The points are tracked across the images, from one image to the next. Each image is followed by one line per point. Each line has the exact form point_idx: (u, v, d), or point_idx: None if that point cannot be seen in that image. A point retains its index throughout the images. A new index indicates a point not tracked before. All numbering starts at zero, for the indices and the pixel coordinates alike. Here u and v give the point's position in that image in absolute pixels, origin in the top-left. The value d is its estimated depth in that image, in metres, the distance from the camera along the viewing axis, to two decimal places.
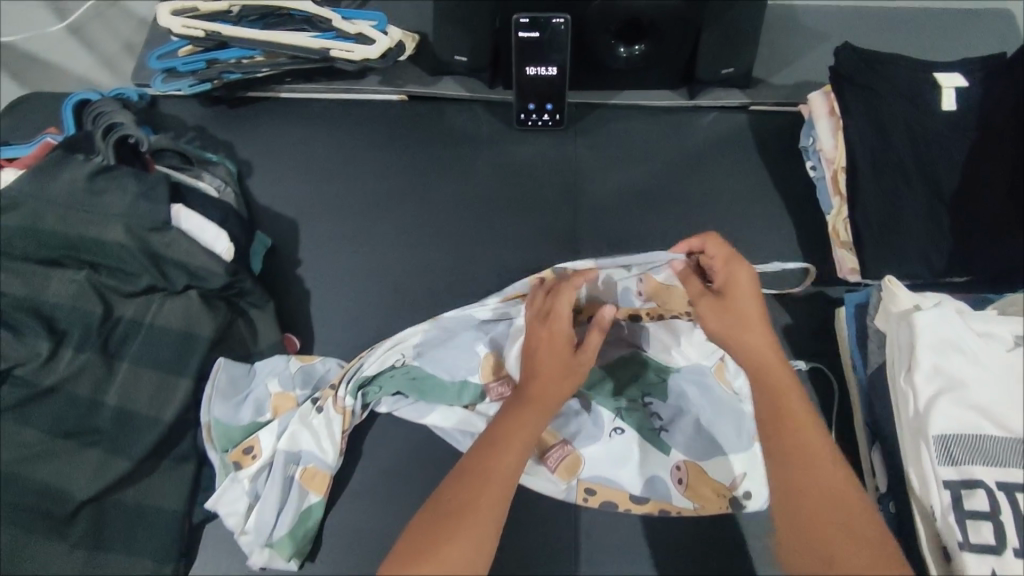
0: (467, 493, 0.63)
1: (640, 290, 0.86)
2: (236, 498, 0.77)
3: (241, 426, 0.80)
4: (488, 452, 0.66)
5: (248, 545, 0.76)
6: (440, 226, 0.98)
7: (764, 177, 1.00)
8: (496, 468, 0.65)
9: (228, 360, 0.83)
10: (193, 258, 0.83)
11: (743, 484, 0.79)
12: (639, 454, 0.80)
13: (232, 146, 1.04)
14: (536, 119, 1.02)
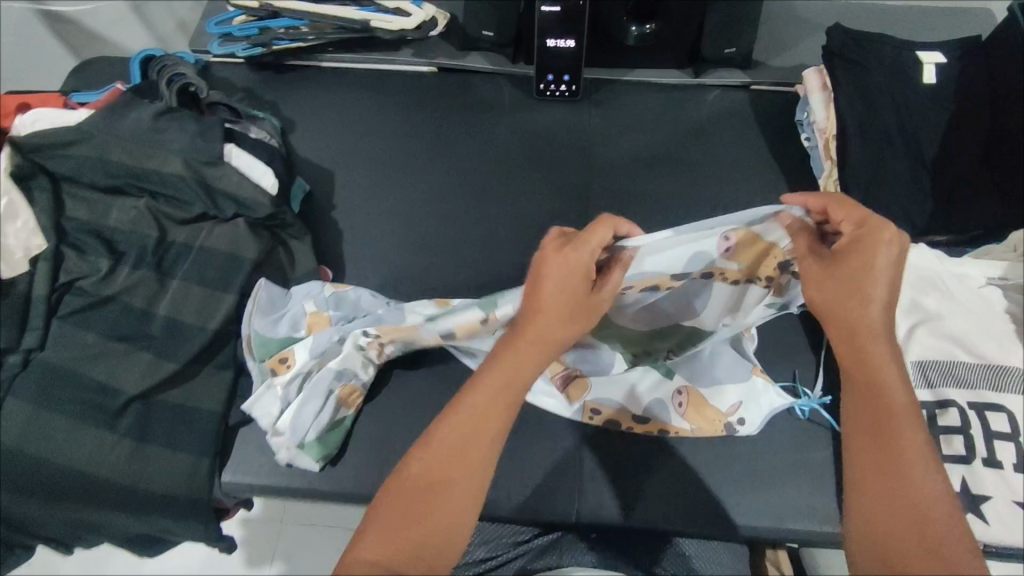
0: (458, 451, 0.58)
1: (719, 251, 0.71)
2: (270, 402, 0.85)
3: (279, 338, 0.88)
4: (486, 406, 0.61)
5: (279, 444, 0.82)
6: (464, 180, 1.07)
7: (762, 147, 1.09)
8: (489, 419, 0.60)
9: (268, 280, 0.92)
10: (242, 190, 0.92)
11: (738, 411, 0.85)
12: (642, 380, 0.88)
13: (277, 105, 1.14)
14: (554, 89, 1.12)
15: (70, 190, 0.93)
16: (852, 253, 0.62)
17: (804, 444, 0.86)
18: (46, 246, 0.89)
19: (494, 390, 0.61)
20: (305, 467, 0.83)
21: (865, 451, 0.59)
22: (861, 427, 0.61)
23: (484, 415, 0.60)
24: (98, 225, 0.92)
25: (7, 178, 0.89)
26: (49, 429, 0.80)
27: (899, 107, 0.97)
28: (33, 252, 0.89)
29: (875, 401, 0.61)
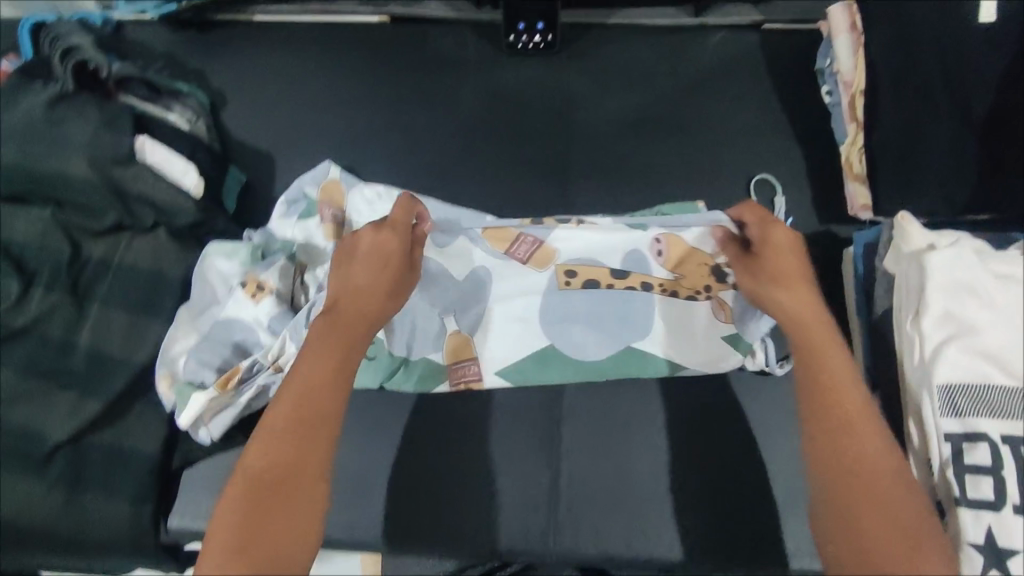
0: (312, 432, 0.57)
1: (661, 253, 0.82)
2: (194, 330, 0.80)
3: (218, 332, 0.79)
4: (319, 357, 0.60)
5: (244, 305, 0.79)
6: (426, 158, 0.91)
7: (775, 104, 0.92)
8: (315, 400, 0.57)
9: (188, 316, 0.80)
10: (160, 194, 0.81)
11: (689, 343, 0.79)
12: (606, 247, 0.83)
13: (204, 75, 0.97)
14: (527, 40, 0.94)
15: None
16: (763, 248, 0.68)
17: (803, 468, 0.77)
18: None
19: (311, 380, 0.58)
20: (206, 346, 0.78)
21: (824, 437, 0.56)
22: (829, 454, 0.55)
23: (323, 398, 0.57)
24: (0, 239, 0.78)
25: None
26: None
27: (947, 56, 0.79)
28: None
29: (827, 415, 0.57)
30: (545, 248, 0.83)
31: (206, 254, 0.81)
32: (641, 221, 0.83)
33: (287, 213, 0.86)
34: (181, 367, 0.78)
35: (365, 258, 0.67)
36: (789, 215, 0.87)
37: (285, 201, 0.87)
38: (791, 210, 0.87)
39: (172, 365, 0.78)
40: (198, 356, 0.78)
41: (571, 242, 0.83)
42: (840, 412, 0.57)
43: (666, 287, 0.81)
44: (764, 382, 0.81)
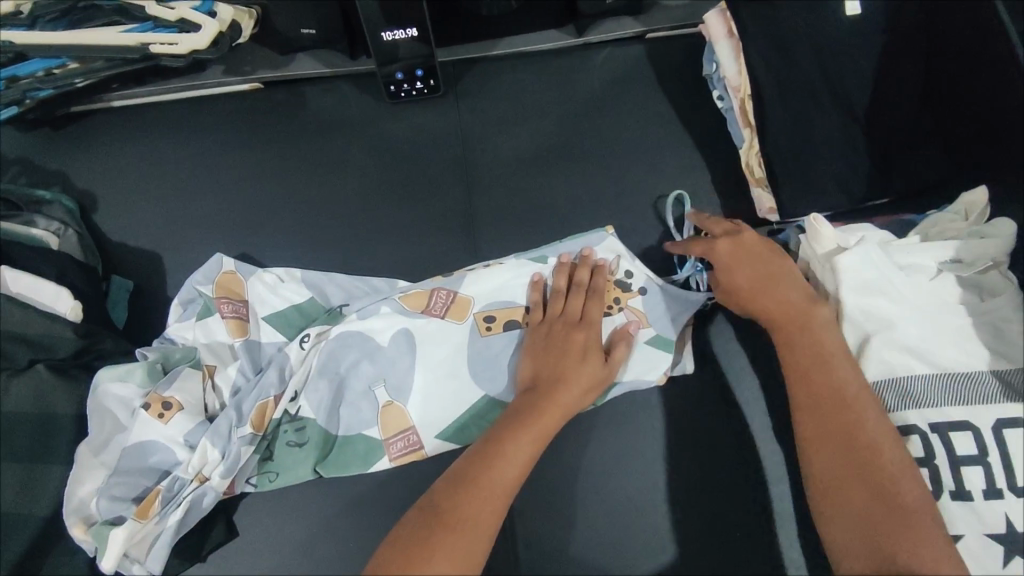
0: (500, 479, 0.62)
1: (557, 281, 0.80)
2: (99, 466, 0.72)
3: (128, 464, 0.72)
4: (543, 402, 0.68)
5: (152, 427, 0.73)
6: (325, 228, 0.86)
7: (670, 115, 0.91)
8: (509, 448, 0.64)
9: (88, 453, 0.72)
10: (30, 327, 0.73)
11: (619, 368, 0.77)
12: (510, 283, 0.81)
13: (67, 176, 0.89)
14: (409, 89, 0.90)
15: None
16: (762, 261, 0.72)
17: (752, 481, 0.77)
18: None
19: (522, 439, 0.65)
20: (117, 481, 0.71)
21: (831, 444, 0.61)
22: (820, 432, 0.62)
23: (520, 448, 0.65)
24: None
25: None
26: None
27: (822, 53, 0.80)
28: None
29: (833, 430, 0.61)
30: (458, 299, 0.80)
31: (95, 384, 0.73)
32: (542, 252, 0.82)
33: (184, 316, 0.80)
34: (94, 509, 0.71)
35: (580, 293, 0.77)
36: None
37: (179, 304, 0.81)
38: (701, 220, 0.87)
39: (82, 510, 0.71)
40: (109, 494, 0.71)
41: (483, 289, 0.80)
42: (843, 418, 0.61)
43: None
44: (705, 400, 0.79)
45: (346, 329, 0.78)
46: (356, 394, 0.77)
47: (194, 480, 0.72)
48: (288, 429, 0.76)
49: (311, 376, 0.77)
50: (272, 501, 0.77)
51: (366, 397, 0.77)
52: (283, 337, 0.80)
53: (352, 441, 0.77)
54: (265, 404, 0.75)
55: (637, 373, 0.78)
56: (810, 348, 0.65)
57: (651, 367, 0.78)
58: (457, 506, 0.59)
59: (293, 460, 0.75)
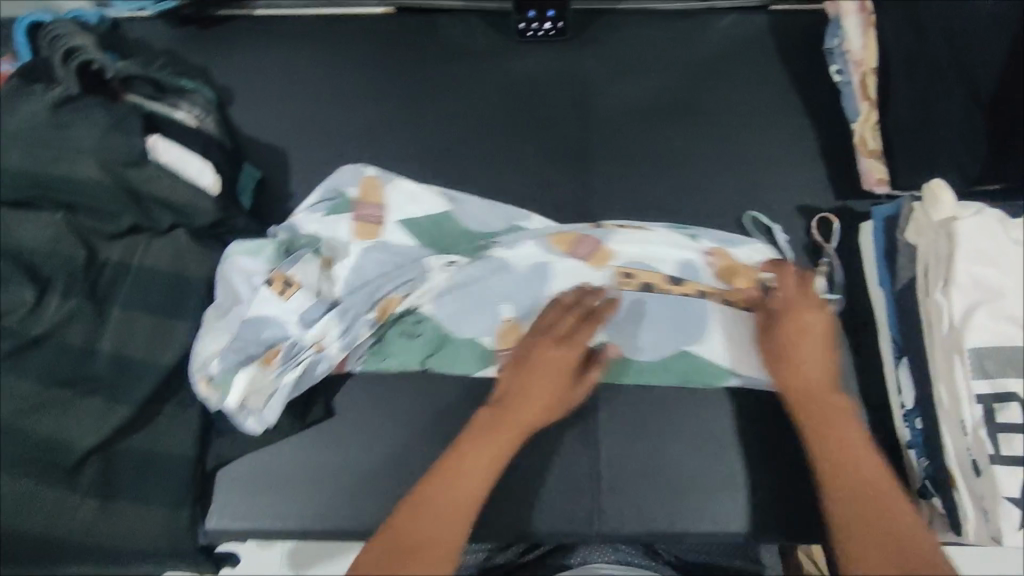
0: (449, 495, 0.63)
1: (709, 264, 0.82)
2: (222, 328, 0.77)
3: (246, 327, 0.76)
4: (506, 413, 0.70)
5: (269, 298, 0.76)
6: (444, 148, 0.91)
7: (786, 84, 0.93)
8: (490, 438, 0.68)
9: (212, 316, 0.77)
10: (177, 193, 0.78)
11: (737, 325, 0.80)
12: (655, 242, 0.83)
13: (208, 72, 0.95)
14: (537, 28, 0.93)
15: None
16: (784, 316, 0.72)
17: None
18: None
19: (495, 437, 0.68)
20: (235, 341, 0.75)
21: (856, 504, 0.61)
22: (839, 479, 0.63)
23: (479, 459, 0.66)
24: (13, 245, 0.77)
25: None
26: (4, 495, 0.71)
27: (954, 35, 0.82)
28: None
29: (857, 497, 0.61)
30: (601, 249, 0.82)
31: (229, 254, 0.78)
32: (695, 232, 0.84)
33: (318, 208, 0.84)
34: (211, 366, 0.75)
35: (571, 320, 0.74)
36: (806, 193, 0.88)
37: (320, 200, 0.84)
38: (807, 186, 0.88)
39: (204, 366, 0.75)
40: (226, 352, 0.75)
41: (629, 246, 0.82)
42: (871, 489, 0.62)
43: (725, 296, 0.80)
44: None
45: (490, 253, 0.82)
46: (475, 310, 0.80)
47: (309, 347, 0.76)
48: (408, 318, 0.81)
49: (441, 287, 0.81)
50: (367, 392, 0.81)
51: (479, 311, 0.80)
52: (417, 244, 0.83)
53: (468, 342, 0.80)
54: (389, 299, 0.80)
55: None
56: (827, 428, 0.67)
57: None
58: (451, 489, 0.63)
59: (407, 343, 0.80)
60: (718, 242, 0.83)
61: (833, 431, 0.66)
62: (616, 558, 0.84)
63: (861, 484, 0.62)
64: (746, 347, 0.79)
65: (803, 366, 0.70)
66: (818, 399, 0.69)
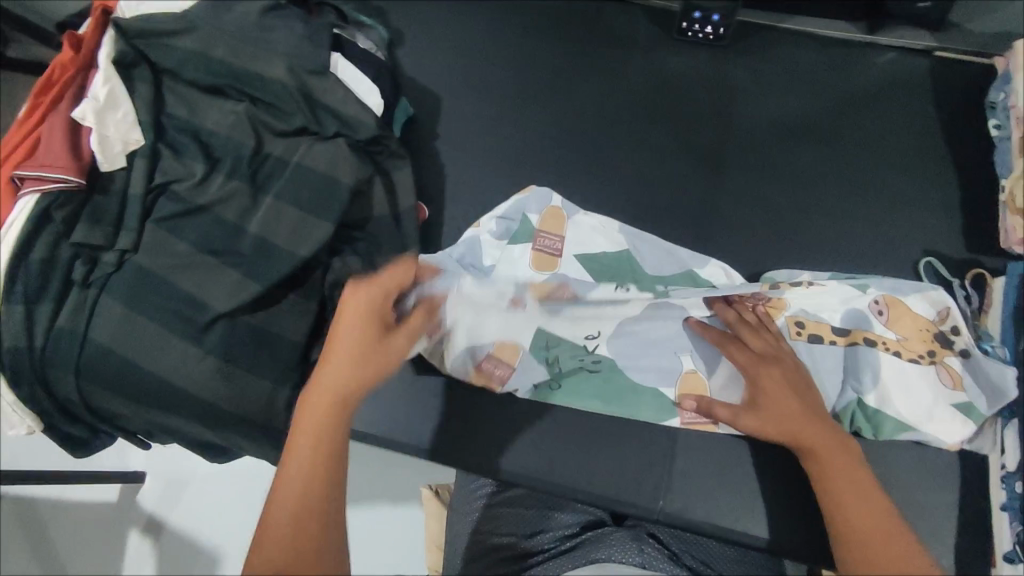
0: (302, 485, 0.64)
1: (878, 311, 0.79)
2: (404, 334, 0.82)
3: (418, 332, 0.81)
4: (319, 401, 0.68)
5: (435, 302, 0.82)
6: (585, 122, 0.95)
7: (937, 128, 0.93)
8: (309, 421, 0.67)
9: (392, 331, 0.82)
10: (346, 107, 0.85)
11: (885, 382, 0.76)
12: (848, 293, 0.81)
13: (386, 13, 1.03)
14: (698, 30, 0.97)
15: (174, 86, 0.88)
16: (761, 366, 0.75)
17: (927, 486, 0.75)
18: (144, 142, 0.85)
19: (309, 425, 0.67)
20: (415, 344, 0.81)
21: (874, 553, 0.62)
22: (841, 504, 0.65)
23: (315, 446, 0.66)
24: (197, 125, 0.87)
25: (110, 64, 0.85)
26: (141, 335, 0.79)
27: None
28: (131, 147, 0.85)
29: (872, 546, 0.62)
30: (775, 301, 0.82)
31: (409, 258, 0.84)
32: (865, 281, 0.81)
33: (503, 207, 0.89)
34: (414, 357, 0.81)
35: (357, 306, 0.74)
36: (937, 238, 0.87)
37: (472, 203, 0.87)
38: (940, 233, 0.87)
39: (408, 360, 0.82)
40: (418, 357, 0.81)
41: (800, 296, 0.81)
42: (890, 545, 0.62)
43: (888, 345, 0.78)
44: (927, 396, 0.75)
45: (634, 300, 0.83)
46: (653, 363, 0.81)
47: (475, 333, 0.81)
48: (585, 359, 0.81)
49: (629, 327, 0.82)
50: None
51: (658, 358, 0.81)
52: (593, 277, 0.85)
53: (644, 394, 0.79)
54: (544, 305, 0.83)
55: (928, 414, 0.75)
56: (846, 478, 0.67)
57: (940, 416, 0.75)
58: (289, 468, 0.65)
59: (582, 381, 0.80)
60: (870, 292, 0.81)
61: (858, 482, 0.66)
62: (635, 559, 0.74)
63: (877, 538, 0.62)
64: (890, 392, 0.76)
65: (785, 415, 0.71)
66: (831, 448, 0.69)
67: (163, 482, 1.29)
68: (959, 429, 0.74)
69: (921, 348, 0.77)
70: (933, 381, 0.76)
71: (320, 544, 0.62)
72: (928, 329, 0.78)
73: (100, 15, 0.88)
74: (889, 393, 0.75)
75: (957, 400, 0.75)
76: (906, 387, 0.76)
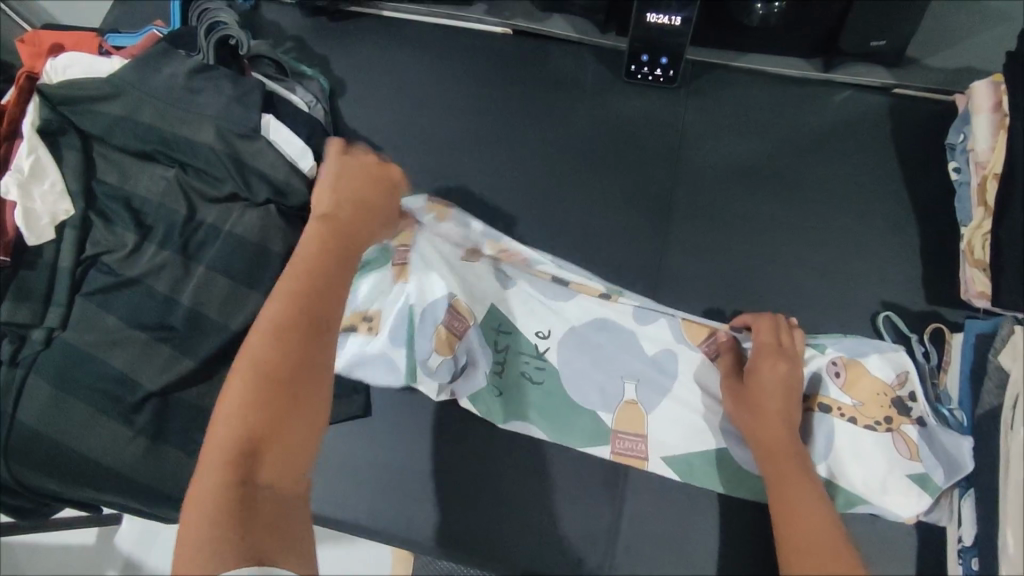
0: (275, 364, 0.51)
1: (836, 377, 0.74)
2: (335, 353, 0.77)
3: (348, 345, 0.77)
4: (331, 232, 0.61)
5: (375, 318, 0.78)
6: (531, 172, 0.92)
7: (895, 171, 0.89)
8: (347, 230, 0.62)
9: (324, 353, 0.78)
10: (278, 171, 0.83)
11: (839, 455, 0.71)
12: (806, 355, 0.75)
13: (327, 62, 1.00)
14: (647, 73, 0.94)
15: (102, 151, 0.86)
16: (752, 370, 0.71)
17: (887, 562, 0.71)
18: (74, 212, 0.83)
19: (317, 254, 0.58)
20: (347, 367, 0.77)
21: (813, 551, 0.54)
22: (790, 517, 0.59)
23: (298, 325, 0.53)
24: (127, 192, 0.85)
25: (35, 134, 0.83)
26: (68, 415, 0.77)
27: None
28: (59, 218, 0.83)
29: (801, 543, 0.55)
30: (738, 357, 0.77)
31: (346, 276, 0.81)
32: (820, 342, 0.76)
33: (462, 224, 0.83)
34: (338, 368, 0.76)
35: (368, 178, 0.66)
36: (894, 288, 0.84)
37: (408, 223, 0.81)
38: (898, 284, 0.84)
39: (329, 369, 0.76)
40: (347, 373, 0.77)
41: None
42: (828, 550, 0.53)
43: (844, 412, 0.73)
44: (885, 469, 0.71)
45: (577, 335, 0.80)
46: (599, 395, 0.77)
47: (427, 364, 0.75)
48: (530, 363, 0.79)
49: (585, 359, 0.79)
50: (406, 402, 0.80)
51: (599, 388, 0.78)
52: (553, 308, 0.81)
53: (582, 414, 0.77)
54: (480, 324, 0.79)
55: (883, 488, 0.70)
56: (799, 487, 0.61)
57: (897, 490, 0.70)
58: (331, 266, 0.59)
59: (533, 395, 0.78)
60: (832, 353, 0.75)
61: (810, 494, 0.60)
62: None
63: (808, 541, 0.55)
64: (845, 467, 0.71)
65: (767, 420, 0.67)
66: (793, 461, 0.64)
67: (130, 529, 1.28)
68: (918, 502, 0.70)
69: (879, 416, 0.72)
70: (886, 450, 0.71)
71: (253, 484, 0.47)
72: (888, 395, 0.73)
73: (25, 82, 0.85)
74: (843, 463, 0.71)
75: (913, 469, 0.70)
76: (862, 458, 0.71)
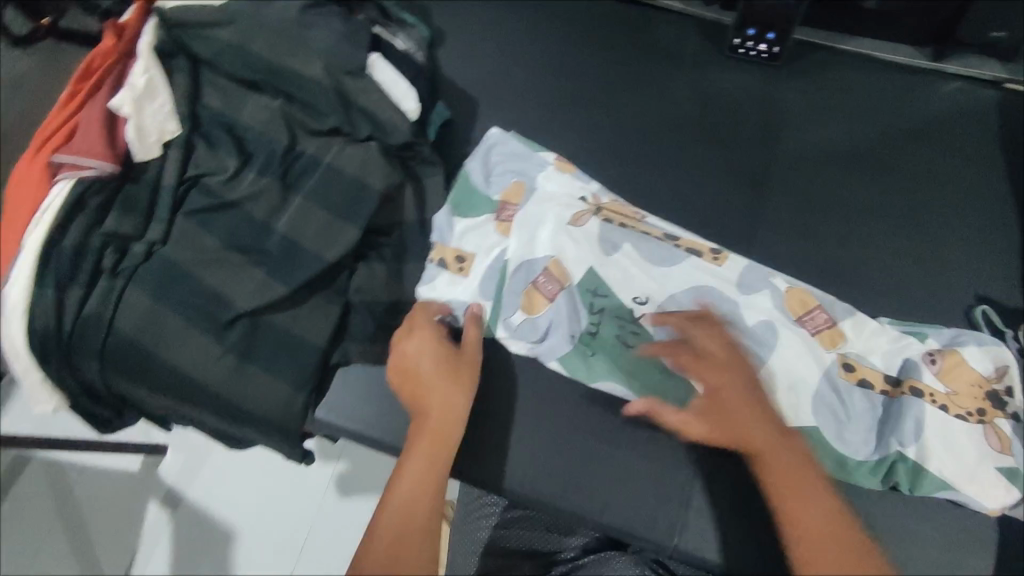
0: (403, 519, 0.65)
1: (932, 363, 0.74)
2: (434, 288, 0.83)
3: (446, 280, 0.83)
4: (435, 374, 0.72)
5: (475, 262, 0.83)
6: (625, 136, 0.92)
7: (999, 166, 0.87)
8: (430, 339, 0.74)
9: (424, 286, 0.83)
10: (382, 109, 0.84)
11: (928, 440, 0.71)
12: (904, 340, 0.77)
13: (428, 11, 1.01)
14: (751, 48, 0.93)
15: (210, 77, 0.88)
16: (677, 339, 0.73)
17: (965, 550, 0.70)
18: (180, 132, 0.85)
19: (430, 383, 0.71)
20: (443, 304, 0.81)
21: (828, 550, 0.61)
22: (795, 506, 0.63)
23: (419, 490, 0.66)
24: (232, 118, 0.87)
25: (150, 53, 0.85)
26: (165, 325, 0.80)
27: None
28: (166, 137, 0.84)
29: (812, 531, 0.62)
30: (833, 329, 0.78)
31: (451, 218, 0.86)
32: (922, 331, 0.78)
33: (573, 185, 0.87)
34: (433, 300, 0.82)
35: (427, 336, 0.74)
36: (991, 283, 0.82)
37: (522, 179, 0.86)
38: (995, 279, 0.82)
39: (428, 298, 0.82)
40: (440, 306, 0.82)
41: (855, 338, 0.78)
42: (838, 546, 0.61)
43: (937, 399, 0.72)
44: (973, 458, 0.70)
45: (671, 303, 0.79)
46: None
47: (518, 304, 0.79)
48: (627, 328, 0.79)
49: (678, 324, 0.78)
50: (487, 346, 0.81)
51: None
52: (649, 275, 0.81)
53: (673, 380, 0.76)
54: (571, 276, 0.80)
55: (970, 477, 0.70)
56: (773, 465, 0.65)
57: (982, 481, 0.70)
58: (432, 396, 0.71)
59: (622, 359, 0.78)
60: (931, 342, 0.76)
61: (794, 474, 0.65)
62: None
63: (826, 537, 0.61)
64: (934, 452, 0.70)
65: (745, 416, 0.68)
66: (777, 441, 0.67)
67: (177, 457, 1.31)
68: (1003, 496, 0.69)
69: (972, 407, 0.72)
70: (977, 442, 0.71)
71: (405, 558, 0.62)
72: (984, 388, 0.73)
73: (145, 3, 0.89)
74: (932, 448, 0.70)
75: (1001, 463, 0.70)
76: (951, 445, 0.71)
